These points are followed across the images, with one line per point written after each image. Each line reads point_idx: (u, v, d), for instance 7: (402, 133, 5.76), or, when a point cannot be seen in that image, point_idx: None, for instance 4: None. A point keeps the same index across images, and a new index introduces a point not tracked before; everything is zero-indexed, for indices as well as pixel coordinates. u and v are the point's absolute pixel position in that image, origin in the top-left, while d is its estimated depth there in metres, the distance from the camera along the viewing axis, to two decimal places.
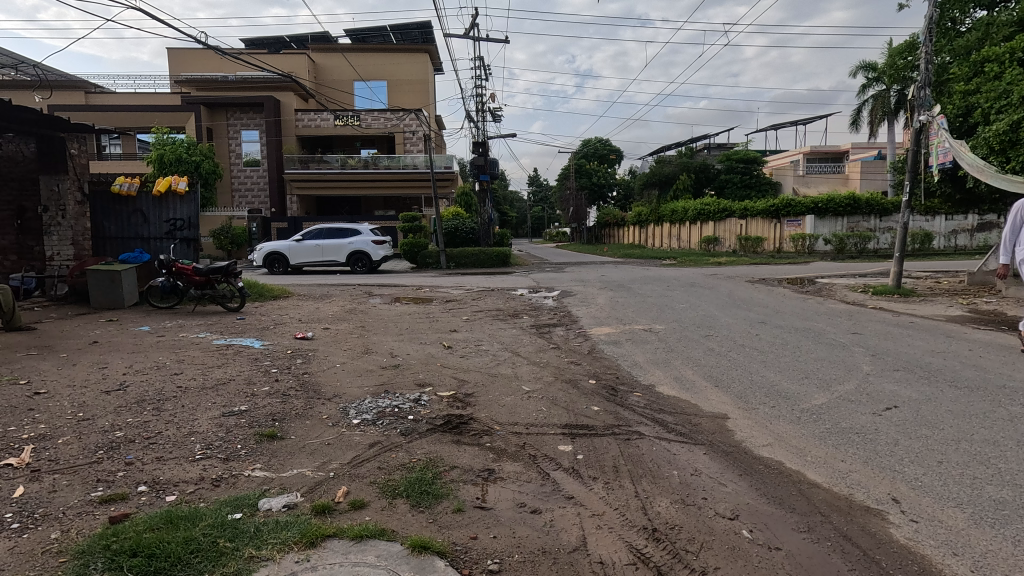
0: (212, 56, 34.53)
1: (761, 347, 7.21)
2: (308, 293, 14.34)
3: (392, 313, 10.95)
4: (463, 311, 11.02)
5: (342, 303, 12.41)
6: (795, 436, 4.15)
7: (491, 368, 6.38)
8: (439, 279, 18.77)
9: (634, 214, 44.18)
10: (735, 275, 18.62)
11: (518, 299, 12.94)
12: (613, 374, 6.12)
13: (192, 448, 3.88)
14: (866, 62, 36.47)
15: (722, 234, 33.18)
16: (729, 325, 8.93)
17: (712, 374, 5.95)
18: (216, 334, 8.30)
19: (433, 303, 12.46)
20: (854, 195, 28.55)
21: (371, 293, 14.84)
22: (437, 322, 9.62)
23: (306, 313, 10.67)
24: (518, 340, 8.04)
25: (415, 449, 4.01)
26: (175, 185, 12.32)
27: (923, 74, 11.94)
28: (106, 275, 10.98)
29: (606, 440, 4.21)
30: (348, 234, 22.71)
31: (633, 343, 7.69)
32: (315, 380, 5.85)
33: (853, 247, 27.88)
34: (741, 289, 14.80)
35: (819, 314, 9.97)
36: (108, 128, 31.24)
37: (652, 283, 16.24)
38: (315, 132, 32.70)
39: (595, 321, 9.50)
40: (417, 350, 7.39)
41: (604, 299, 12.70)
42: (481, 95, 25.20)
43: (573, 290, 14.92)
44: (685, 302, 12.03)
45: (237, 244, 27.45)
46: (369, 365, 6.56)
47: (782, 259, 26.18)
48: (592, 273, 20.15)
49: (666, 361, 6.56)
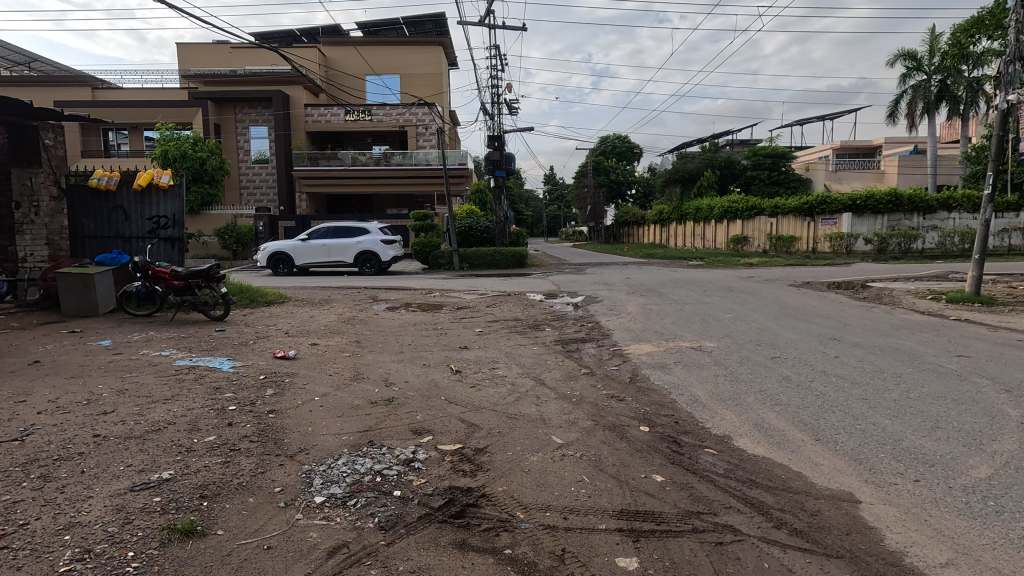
0: (221, 49, 33.60)
1: (850, 375, 5.70)
2: (306, 297, 13.05)
3: (395, 323, 9.59)
4: (477, 322, 9.61)
5: (341, 310, 11.09)
6: (989, 551, 2.66)
7: (511, 406, 4.96)
8: (452, 282, 17.41)
9: (655, 212, 42.42)
10: (775, 278, 16.98)
11: (537, 306, 11.54)
12: (669, 417, 4.67)
13: (55, 564, 2.54)
14: (906, 50, 34.48)
15: (750, 233, 31.26)
16: (795, 342, 7.40)
17: (805, 419, 4.46)
18: (184, 352, 6.99)
19: (444, 311, 11.10)
20: (896, 190, 26.71)
21: (376, 298, 13.57)
22: (446, 337, 8.24)
23: (299, 323, 9.38)
24: (541, 363, 6.58)
25: (395, 564, 2.63)
26: (158, 178, 11.18)
27: (1014, 46, 10.31)
28: (78, 279, 9.79)
29: (686, 545, 2.79)
30: (356, 233, 21.48)
31: (683, 369, 6.20)
32: (279, 425, 4.47)
33: (896, 247, 25.94)
34: (788, 295, 13.24)
35: (897, 327, 8.42)
36: (115, 125, 30.42)
37: (686, 287, 14.67)
38: (325, 128, 31.82)
39: (631, 336, 8.06)
40: (417, 376, 5.98)
41: (633, 307, 11.21)
42: (497, 86, 23.83)
43: (599, 295, 13.51)
44: (730, 310, 10.50)
45: (242, 243, 26.25)
46: (355, 400, 5.17)
47: (819, 259, 24.42)
48: (617, 276, 18.60)
49: (736, 397, 5.10)
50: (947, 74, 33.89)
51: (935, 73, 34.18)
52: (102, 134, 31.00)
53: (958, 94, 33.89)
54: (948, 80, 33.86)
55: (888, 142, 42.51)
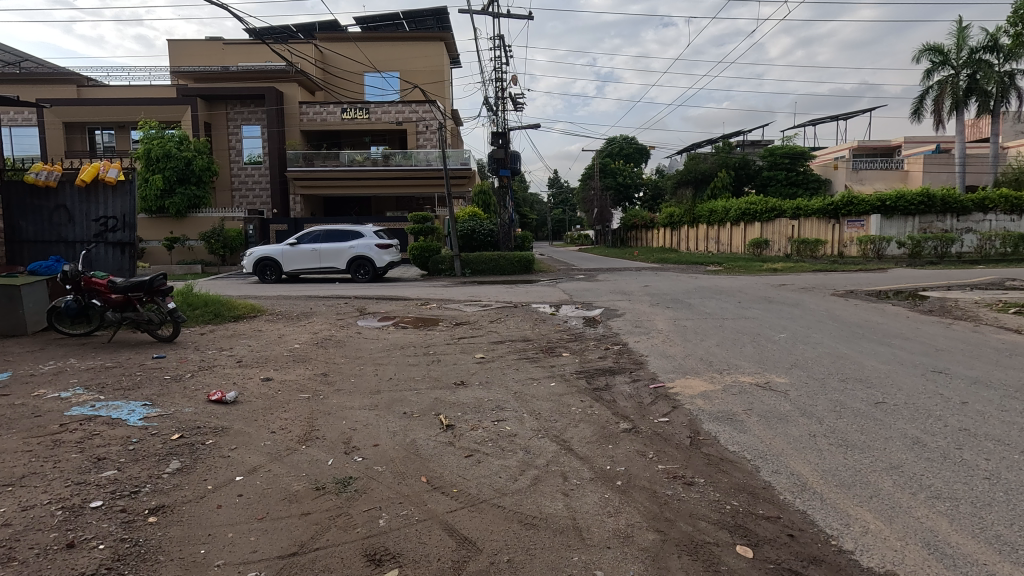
0: (213, 46, 32.27)
1: (1008, 439, 3.97)
2: (283, 311, 11.39)
3: (378, 345, 7.89)
4: (478, 344, 7.91)
5: (319, 328, 9.42)
6: None
7: (526, 499, 3.25)
8: (452, 291, 15.78)
9: (665, 215, 40.69)
10: (812, 286, 15.29)
11: (550, 321, 9.88)
12: (776, 521, 2.98)
13: None
14: (931, 44, 32.89)
15: (770, 236, 29.39)
16: (890, 377, 5.67)
17: (1007, 537, 2.74)
18: (90, 393, 5.28)
19: (440, 328, 9.44)
20: (927, 191, 25.12)
21: (365, 311, 11.97)
22: (438, 367, 6.53)
23: (261, 346, 7.70)
24: (563, 410, 4.88)
25: None
26: (103, 172, 9.51)
27: None
28: (2, 292, 8.12)
29: None
30: (349, 237, 19.86)
31: (760, 423, 4.47)
32: (154, 542, 2.78)
33: (931, 250, 24.15)
34: (837, 306, 11.57)
35: (1007, 353, 6.73)
36: (100, 123, 28.95)
37: (715, 297, 12.95)
38: (321, 127, 30.30)
39: (673, 367, 6.37)
40: (392, 437, 4.30)
41: (663, 324, 9.46)
42: (502, 79, 22.33)
43: (618, 306, 11.85)
44: (781, 328, 8.75)
45: (230, 248, 24.46)
46: (293, 486, 3.46)
47: (848, 265, 22.73)
48: (634, 283, 16.92)
49: (868, 481, 3.39)
50: (976, 68, 32.21)
51: (962, 67, 32.49)
52: (87, 133, 29.59)
53: (988, 89, 32.06)
54: (977, 75, 32.09)
55: (908, 142, 40.82)
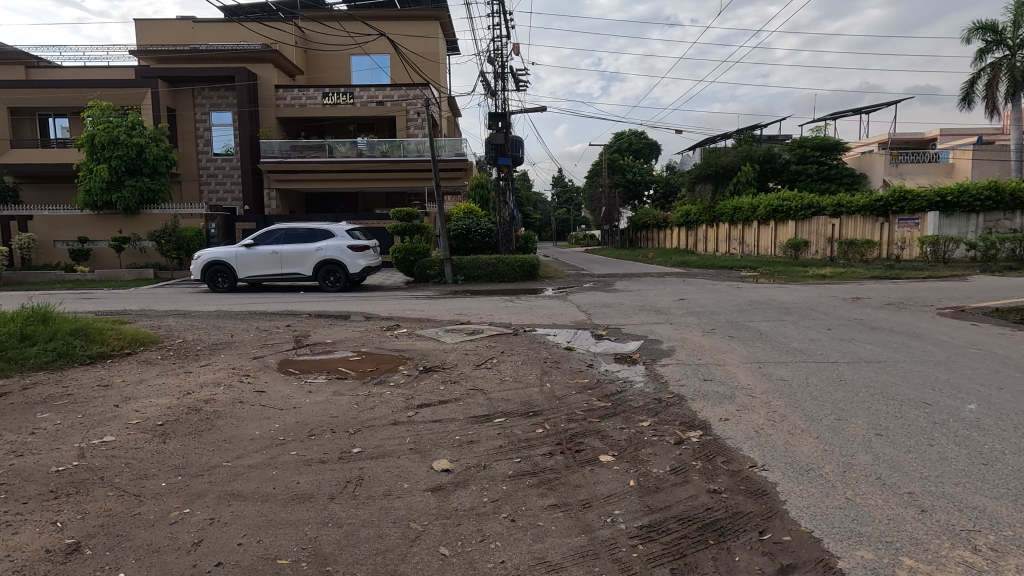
0: (181, 24, 28.98)
1: None
2: (185, 342, 8.03)
3: (269, 429, 4.45)
4: (447, 427, 4.47)
5: (202, 380, 5.97)
6: None
7: None
8: (435, 305, 12.38)
9: (680, 213, 37.25)
10: (902, 302, 11.80)
11: (570, 367, 6.46)
12: None
13: None
14: (982, 23, 29.09)
15: (806, 237, 25.89)
16: None
17: None
18: None
19: (395, 380, 5.99)
20: (995, 182, 21.65)
21: (307, 340, 8.57)
22: (345, 512, 3.10)
23: (50, 433, 4.24)
24: None
25: None
26: None
27: None
28: None
29: None
30: (317, 237, 16.41)
31: None
32: None
33: (1009, 253, 20.42)
34: (976, 335, 8.13)
35: None
36: (49, 107, 25.68)
37: (789, 320, 9.42)
38: (299, 114, 26.91)
39: (849, 525, 2.92)
40: None
41: (746, 375, 5.96)
42: (500, 52, 18.98)
43: (661, 335, 8.43)
44: (956, 390, 5.26)
45: (186, 250, 21.06)
46: None
47: (910, 269, 19.32)
48: (665, 296, 13.54)
49: None
50: None
51: (1019, 48, 28.87)
52: (38, 119, 26.70)
53: None
54: None
55: (946, 133, 37.11)
